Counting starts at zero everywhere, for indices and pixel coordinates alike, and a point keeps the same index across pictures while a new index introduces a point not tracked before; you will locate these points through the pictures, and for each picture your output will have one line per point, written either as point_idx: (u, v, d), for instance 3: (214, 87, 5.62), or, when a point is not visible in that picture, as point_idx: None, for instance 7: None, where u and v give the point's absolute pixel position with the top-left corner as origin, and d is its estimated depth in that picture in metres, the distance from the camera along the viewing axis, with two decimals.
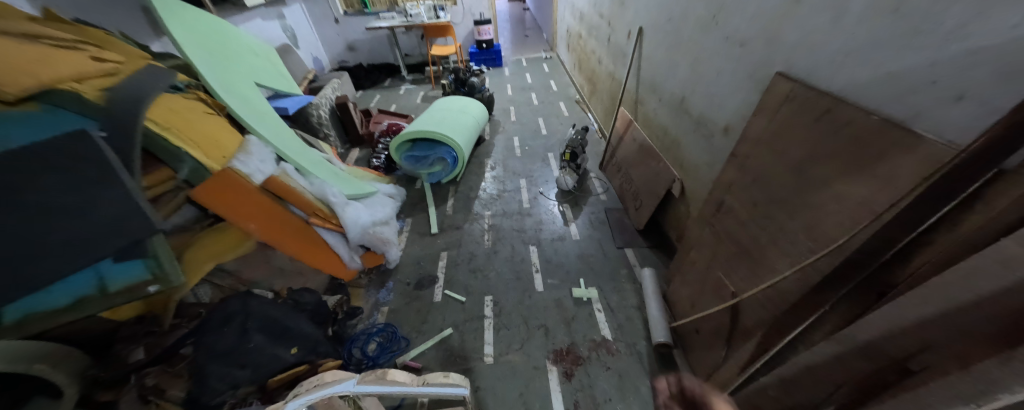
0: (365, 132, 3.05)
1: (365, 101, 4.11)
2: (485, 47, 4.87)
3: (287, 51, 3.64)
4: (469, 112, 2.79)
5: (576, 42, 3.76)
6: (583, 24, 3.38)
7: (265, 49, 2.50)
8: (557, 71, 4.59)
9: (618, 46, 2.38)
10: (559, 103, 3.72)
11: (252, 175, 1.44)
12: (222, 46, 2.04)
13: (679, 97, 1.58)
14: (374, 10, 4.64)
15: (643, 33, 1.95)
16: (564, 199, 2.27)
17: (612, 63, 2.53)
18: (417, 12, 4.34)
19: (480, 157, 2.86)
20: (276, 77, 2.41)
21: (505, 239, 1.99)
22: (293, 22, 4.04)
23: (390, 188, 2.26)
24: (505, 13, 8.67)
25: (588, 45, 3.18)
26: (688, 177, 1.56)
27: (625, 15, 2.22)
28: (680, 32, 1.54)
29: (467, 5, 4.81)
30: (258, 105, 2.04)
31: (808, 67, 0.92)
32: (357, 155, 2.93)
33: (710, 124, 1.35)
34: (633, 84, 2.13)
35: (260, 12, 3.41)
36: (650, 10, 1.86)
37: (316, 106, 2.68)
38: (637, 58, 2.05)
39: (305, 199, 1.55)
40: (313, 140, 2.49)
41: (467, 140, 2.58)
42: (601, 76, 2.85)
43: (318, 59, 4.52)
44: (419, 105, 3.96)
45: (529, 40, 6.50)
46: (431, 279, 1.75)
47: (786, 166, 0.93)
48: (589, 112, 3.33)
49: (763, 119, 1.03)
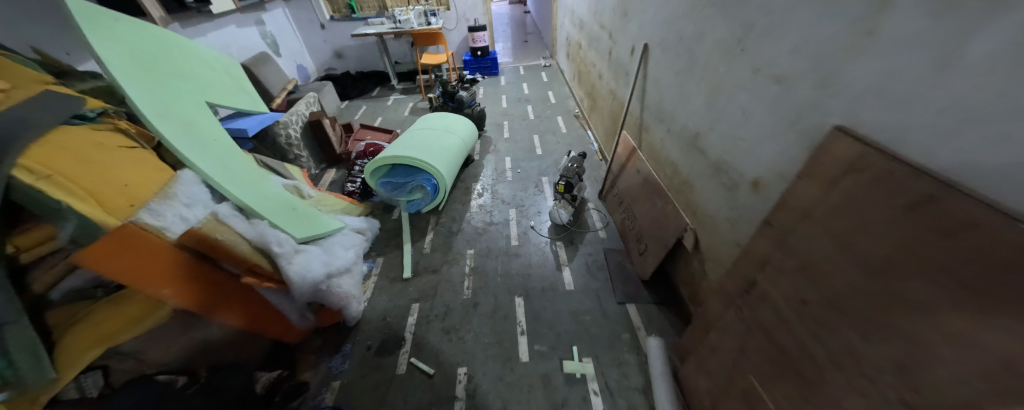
0: (342, 151, 2.81)
1: (350, 113, 3.87)
2: (479, 55, 4.62)
3: (264, 60, 3.42)
4: (455, 133, 2.53)
5: (576, 52, 3.48)
6: (583, 33, 3.10)
7: (224, 59, 2.25)
8: (556, 82, 4.32)
9: (620, 62, 2.11)
10: (557, 118, 3.45)
11: (164, 229, 1.19)
12: (167, 61, 1.79)
13: (692, 132, 1.31)
14: (362, 15, 4.39)
15: (650, 50, 1.68)
16: (558, 236, 2.00)
17: (614, 80, 2.26)
18: (406, 18, 4.08)
19: (467, 181, 2.59)
20: (237, 92, 2.17)
21: (487, 287, 1.73)
22: (273, 28, 3.81)
23: (360, 221, 2.03)
24: (505, 17, 8.43)
25: (588, 57, 2.90)
26: (703, 230, 1.27)
27: (628, 28, 1.95)
28: (695, 54, 1.26)
29: (461, 10, 4.56)
30: (207, 129, 1.80)
31: (879, 124, 0.64)
32: (333, 177, 2.68)
33: (732, 173, 1.07)
34: (637, 107, 1.86)
35: (234, 19, 3.18)
36: (657, 25, 1.58)
37: (285, 125, 2.44)
38: (643, 79, 1.77)
39: (236, 253, 1.28)
40: (278, 164, 2.25)
41: (450, 164, 2.32)
42: (602, 92, 2.58)
43: (302, 66, 4.30)
44: (406, 118, 3.73)
45: (529, 45, 6.22)
46: (396, 342, 1.49)
47: (852, 265, 0.65)
48: (589, 129, 3.07)
49: (812, 187, 0.75)
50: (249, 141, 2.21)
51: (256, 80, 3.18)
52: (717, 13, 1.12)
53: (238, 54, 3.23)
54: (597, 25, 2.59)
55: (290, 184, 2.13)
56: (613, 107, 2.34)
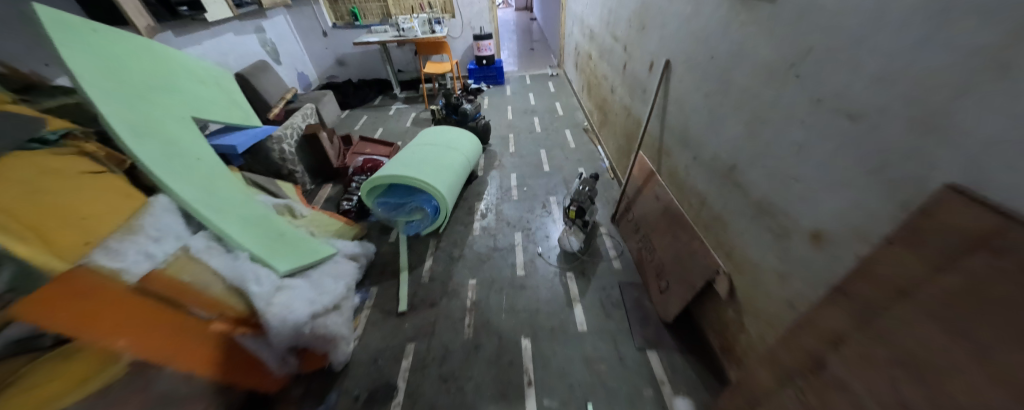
0: (340, 165, 2.69)
1: (351, 123, 3.76)
2: (484, 64, 4.50)
3: (263, 68, 3.32)
4: (457, 149, 2.39)
5: (586, 62, 3.34)
6: (594, 44, 2.96)
7: (215, 69, 2.12)
8: (563, 92, 4.18)
9: (637, 77, 1.95)
10: (565, 131, 3.31)
11: (123, 270, 1.05)
12: (149, 73, 1.66)
13: (727, 163, 1.15)
14: (365, 23, 4.30)
15: (672, 68, 1.52)
16: (568, 264, 1.84)
17: (629, 96, 2.11)
18: (409, 25, 3.98)
19: (470, 199, 2.45)
20: (227, 104, 2.04)
21: (490, 324, 1.57)
22: (273, 35, 3.73)
23: (352, 246, 1.88)
24: (511, 23, 8.36)
25: (600, 69, 2.76)
26: (738, 276, 1.11)
27: (646, 41, 1.80)
28: (731, 76, 1.11)
29: (466, 18, 4.45)
30: (190, 147, 1.67)
31: (1017, 193, 0.48)
32: (328, 193, 2.55)
33: (782, 218, 0.91)
34: (657, 127, 1.70)
35: (232, 26, 3.11)
36: (681, 40, 1.43)
37: (279, 139, 2.32)
38: (664, 98, 1.61)
39: (206, 296, 1.19)
40: (269, 182, 2.12)
41: (452, 183, 2.18)
42: (615, 107, 2.43)
43: (303, 74, 4.21)
44: (407, 130, 3.61)
45: (536, 53, 6.10)
46: (387, 392, 1.33)
47: (986, 381, 0.48)
48: (600, 145, 2.93)
49: (914, 261, 0.58)
50: (239, 157, 2.09)
51: (252, 89, 3.08)
52: (761, 32, 0.96)
53: (235, 62, 3.15)
54: (610, 36, 2.44)
55: (280, 202, 2.00)
56: (627, 125, 2.19)
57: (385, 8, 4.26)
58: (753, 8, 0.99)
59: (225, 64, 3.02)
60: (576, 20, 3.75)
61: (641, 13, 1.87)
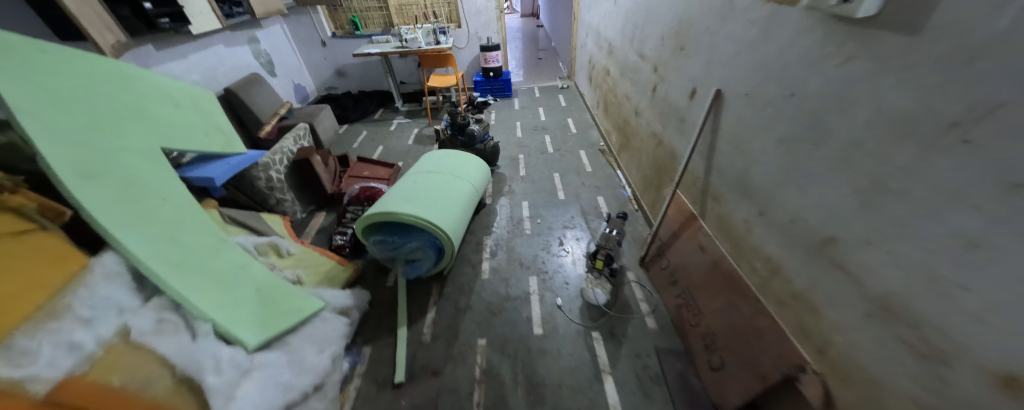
0: (334, 191, 2.46)
1: (349, 139, 3.54)
2: (491, 76, 4.29)
3: (256, 82, 3.13)
4: (462, 178, 2.18)
5: (603, 78, 3.11)
6: (614, 59, 2.72)
7: (196, 93, 1.91)
8: (574, 107, 3.96)
9: (673, 104, 1.71)
10: (578, 153, 3.07)
11: (28, 380, 0.76)
12: (114, 101, 1.44)
13: (818, 232, 0.89)
14: (366, 32, 4.10)
15: (726, 100, 1.28)
16: (595, 322, 1.58)
17: (661, 124, 1.87)
18: (412, 36, 3.76)
19: (477, 233, 2.21)
20: (206, 133, 1.83)
21: (503, 403, 1.32)
22: (268, 46, 3.54)
23: (342, 296, 1.62)
24: (517, 30, 8.18)
25: (621, 87, 2.53)
26: (840, 383, 0.85)
27: (688, 64, 1.56)
28: (827, 124, 0.86)
29: (473, 28, 4.22)
30: (154, 186, 1.42)
31: None
32: (321, 223, 2.32)
33: (931, 335, 0.65)
34: (703, 167, 1.45)
35: (222, 37, 2.93)
36: (743, 68, 1.18)
37: (265, 167, 2.09)
38: (714, 134, 1.36)
39: (143, 402, 0.92)
40: (253, 217, 1.89)
41: (459, 219, 1.93)
42: (641, 132, 2.18)
43: (299, 86, 4.02)
44: (409, 148, 3.38)
45: (544, 63, 5.88)
46: None
47: None
48: (618, 169, 2.69)
49: None
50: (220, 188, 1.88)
51: (242, 104, 2.88)
52: (886, 72, 0.71)
53: (224, 76, 2.95)
54: (636, 53, 2.21)
55: (264, 239, 1.80)
56: (658, 154, 1.94)
57: (388, 17, 4.06)
58: (872, 40, 0.74)
59: (213, 78, 2.83)
60: (591, 31, 3.51)
61: (681, 32, 1.62)
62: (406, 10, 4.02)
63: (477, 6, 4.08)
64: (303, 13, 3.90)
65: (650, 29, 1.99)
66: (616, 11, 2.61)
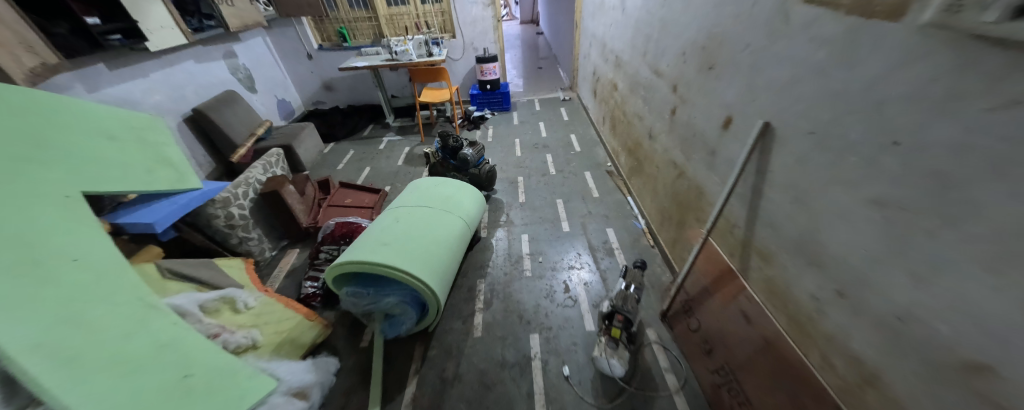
0: (308, 224, 2.19)
1: (335, 159, 3.29)
2: (488, 89, 4.05)
3: (230, 101, 2.90)
4: (452, 213, 1.92)
5: (609, 93, 2.86)
6: (622, 73, 2.46)
7: (138, 122, 1.65)
8: (577, 121, 3.71)
9: (700, 132, 1.44)
10: (583, 174, 2.80)
11: None
12: (20, 137, 1.17)
13: (960, 348, 0.61)
14: (354, 44, 3.87)
15: (778, 136, 1.01)
16: (612, 401, 1.29)
17: (683, 153, 1.60)
18: (403, 48, 3.49)
19: (470, 275, 1.93)
20: (149, 170, 1.58)
21: None
22: (247, 60, 3.31)
23: (299, 368, 1.39)
24: (517, 39, 7.98)
25: (632, 104, 2.27)
26: None
27: (721, 86, 1.29)
28: (966, 195, 0.58)
29: (468, 38, 3.98)
30: (63, 239, 1.09)
31: None
32: (292, 263, 2.04)
33: None
34: (744, 214, 1.17)
35: (191, 53, 2.70)
36: (804, 98, 0.91)
37: (225, 202, 1.82)
38: (759, 176, 1.09)
39: None
40: (206, 265, 1.62)
41: (446, 265, 1.65)
42: (657, 158, 1.91)
43: (284, 101, 3.79)
44: (399, 169, 3.13)
45: (544, 72, 5.64)
46: None
47: None
48: (628, 195, 2.42)
49: None
50: (169, 229, 1.64)
51: (214, 126, 2.64)
52: None
53: (195, 95, 2.71)
54: (651, 68, 1.95)
55: (219, 292, 1.52)
56: (679, 187, 1.67)
57: (378, 28, 3.83)
58: None
59: (181, 97, 2.59)
60: (595, 41, 3.26)
61: (710, 46, 1.36)
62: (397, 20, 3.80)
63: (472, 16, 3.84)
64: (286, 24, 3.67)
65: (669, 42, 1.73)
66: (625, 20, 2.35)
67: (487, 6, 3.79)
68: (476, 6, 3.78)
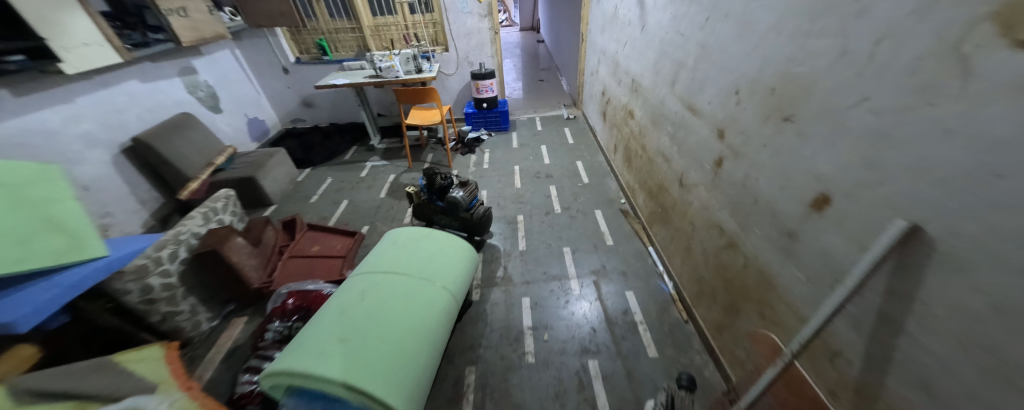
0: (260, 284, 1.80)
1: (309, 190, 2.90)
2: (484, 107, 3.69)
3: (184, 126, 2.50)
4: (434, 283, 1.51)
5: (623, 119, 2.50)
6: (642, 100, 2.09)
7: (23, 176, 1.25)
8: (584, 145, 3.35)
9: (768, 202, 1.05)
10: (593, 213, 2.43)
11: None
12: None
13: None
14: (336, 58, 3.50)
15: (938, 253, 0.62)
16: None
17: (735, 221, 1.22)
18: (388, 64, 3.13)
19: (457, 361, 1.54)
20: (29, 239, 1.17)
21: None
22: (210, 77, 2.95)
23: None
24: (517, 46, 7.63)
25: (656, 138, 1.90)
26: None
27: (805, 147, 0.90)
28: None
29: (463, 51, 3.61)
30: None
31: None
32: (235, 340, 1.64)
33: None
34: (857, 348, 0.78)
35: (134, 70, 2.32)
36: (1007, 209, 0.52)
37: (138, 273, 1.41)
38: (893, 303, 0.69)
39: None
40: (100, 367, 1.20)
41: (422, 367, 1.27)
42: (693, 214, 1.53)
43: (255, 120, 3.43)
44: (381, 202, 2.73)
45: (545, 85, 5.28)
46: None
47: None
48: (650, 245, 2.04)
49: None
50: (56, 314, 1.27)
51: (159, 157, 2.24)
52: None
53: (138, 120, 2.31)
54: (683, 102, 1.58)
55: (119, 403, 1.08)
56: (726, 262, 1.28)
57: (362, 40, 3.47)
58: None
59: (120, 124, 2.20)
60: (605, 58, 2.90)
61: (783, 89, 0.98)
62: (383, 31, 3.44)
63: (467, 27, 3.46)
64: (258, 36, 3.30)
65: (711, 73, 1.35)
66: (647, 38, 1.97)
67: (483, 17, 3.42)
68: (470, 17, 3.41)
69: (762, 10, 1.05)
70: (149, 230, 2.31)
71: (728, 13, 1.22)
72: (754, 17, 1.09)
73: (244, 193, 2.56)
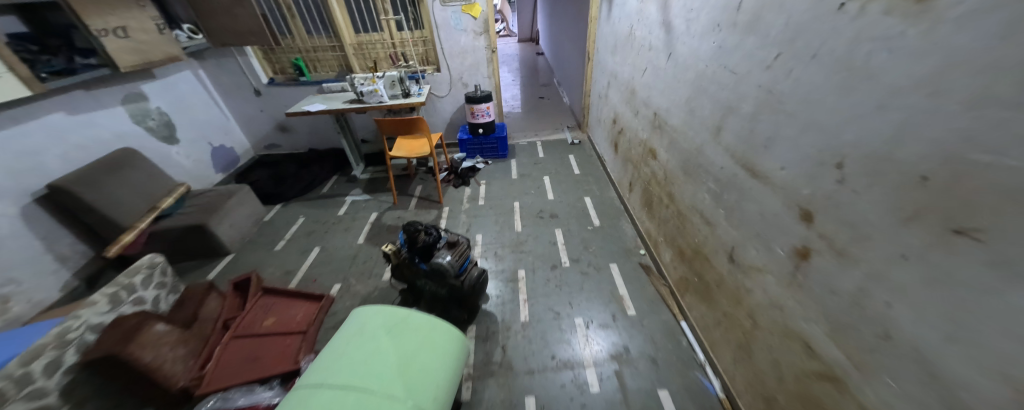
0: (188, 381, 1.38)
1: (277, 233, 2.51)
2: (480, 133, 3.34)
3: (124, 166, 2.12)
4: (404, 400, 1.10)
5: (642, 155, 2.15)
6: (670, 141, 1.74)
7: None
8: (592, 177, 3.00)
9: (913, 349, 0.68)
10: (608, 268, 2.06)
11: None
12: None
13: None
14: (315, 78, 3.14)
15: None
16: None
17: (838, 351, 0.85)
18: (370, 88, 2.75)
19: None
20: None
21: None
22: (163, 104, 2.58)
23: None
24: (515, 60, 7.33)
25: (692, 191, 1.54)
26: None
27: (1007, 292, 0.54)
28: None
29: (456, 71, 3.26)
30: None
31: None
32: None
33: None
34: None
35: (60, 101, 1.94)
36: None
37: None
38: None
39: None
40: None
41: None
42: (753, 307, 1.16)
43: (219, 148, 3.05)
44: (359, 249, 2.35)
45: (546, 104, 4.94)
46: None
47: None
48: (682, 319, 1.66)
49: None
50: None
51: (84, 206, 1.84)
52: None
53: (62, 159, 1.93)
54: (736, 157, 1.22)
55: None
56: (818, 399, 0.91)
57: (344, 59, 3.13)
58: None
59: (37, 165, 1.81)
60: (618, 83, 2.56)
61: (945, 184, 0.62)
62: (368, 50, 3.10)
63: (460, 45, 3.12)
64: (226, 55, 2.94)
65: (785, 128, 0.99)
66: (677, 68, 1.63)
67: (479, 35, 3.08)
68: (465, 34, 3.07)
69: (891, 54, 0.69)
70: (71, 293, 1.91)
71: (820, 52, 0.87)
72: (874, 63, 0.73)
73: (193, 243, 2.16)
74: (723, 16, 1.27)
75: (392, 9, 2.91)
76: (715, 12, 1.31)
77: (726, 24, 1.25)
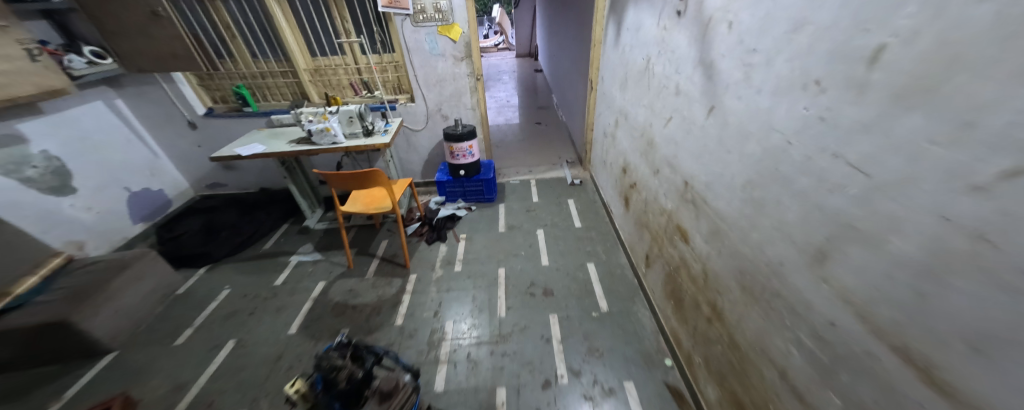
0: None
1: (187, 314, 1.93)
2: (461, 175, 2.80)
3: None
4: None
5: (665, 230, 1.60)
6: (714, 230, 1.19)
7: None
8: (596, 234, 2.46)
9: None
10: (621, 390, 1.48)
11: None
12: None
13: None
14: (262, 109, 2.61)
15: None
16: None
17: None
18: (320, 126, 2.20)
19: None
20: None
21: None
22: (53, 146, 2.02)
23: None
24: (512, 77, 6.83)
25: (760, 325, 0.98)
26: None
27: None
28: None
29: (434, 102, 2.74)
30: None
31: None
32: None
33: None
34: None
35: None
36: None
37: None
38: None
39: None
40: None
41: None
42: None
43: (141, 193, 2.50)
44: (289, 343, 1.76)
45: (543, 131, 4.42)
46: None
47: None
48: None
49: None
50: None
51: None
52: None
53: None
54: (870, 324, 0.66)
55: None
56: None
57: (299, 87, 2.61)
58: None
59: None
60: (629, 125, 2.04)
61: None
62: (326, 77, 2.59)
63: (437, 72, 2.60)
64: (150, 82, 2.42)
65: None
66: (727, 132, 1.10)
67: (460, 61, 2.57)
68: (443, 60, 2.56)
69: None
70: None
71: None
72: None
73: (54, 343, 1.59)
74: (824, 68, 0.74)
75: (354, 29, 2.41)
76: (807, 59, 0.78)
77: (834, 83, 0.72)
